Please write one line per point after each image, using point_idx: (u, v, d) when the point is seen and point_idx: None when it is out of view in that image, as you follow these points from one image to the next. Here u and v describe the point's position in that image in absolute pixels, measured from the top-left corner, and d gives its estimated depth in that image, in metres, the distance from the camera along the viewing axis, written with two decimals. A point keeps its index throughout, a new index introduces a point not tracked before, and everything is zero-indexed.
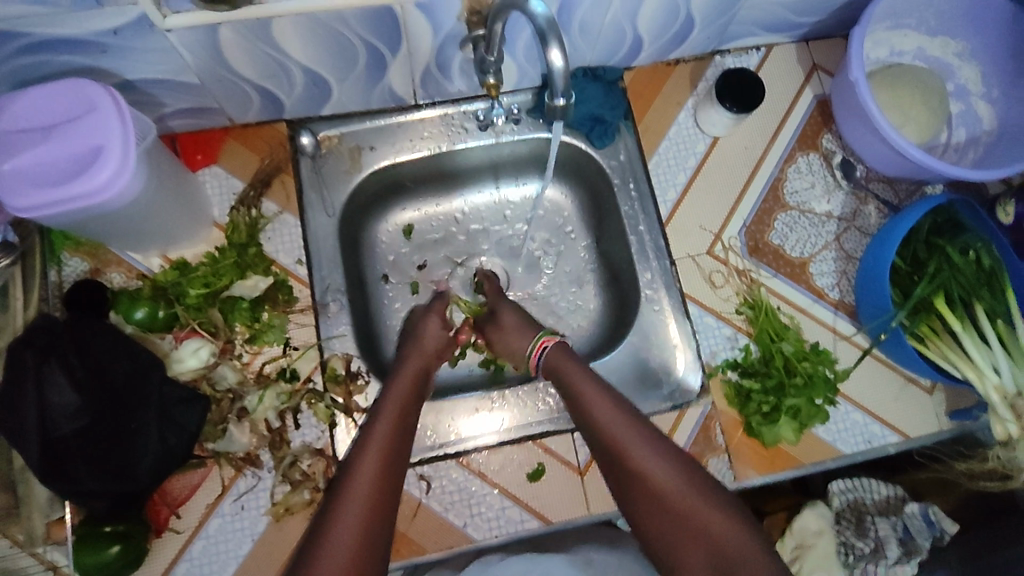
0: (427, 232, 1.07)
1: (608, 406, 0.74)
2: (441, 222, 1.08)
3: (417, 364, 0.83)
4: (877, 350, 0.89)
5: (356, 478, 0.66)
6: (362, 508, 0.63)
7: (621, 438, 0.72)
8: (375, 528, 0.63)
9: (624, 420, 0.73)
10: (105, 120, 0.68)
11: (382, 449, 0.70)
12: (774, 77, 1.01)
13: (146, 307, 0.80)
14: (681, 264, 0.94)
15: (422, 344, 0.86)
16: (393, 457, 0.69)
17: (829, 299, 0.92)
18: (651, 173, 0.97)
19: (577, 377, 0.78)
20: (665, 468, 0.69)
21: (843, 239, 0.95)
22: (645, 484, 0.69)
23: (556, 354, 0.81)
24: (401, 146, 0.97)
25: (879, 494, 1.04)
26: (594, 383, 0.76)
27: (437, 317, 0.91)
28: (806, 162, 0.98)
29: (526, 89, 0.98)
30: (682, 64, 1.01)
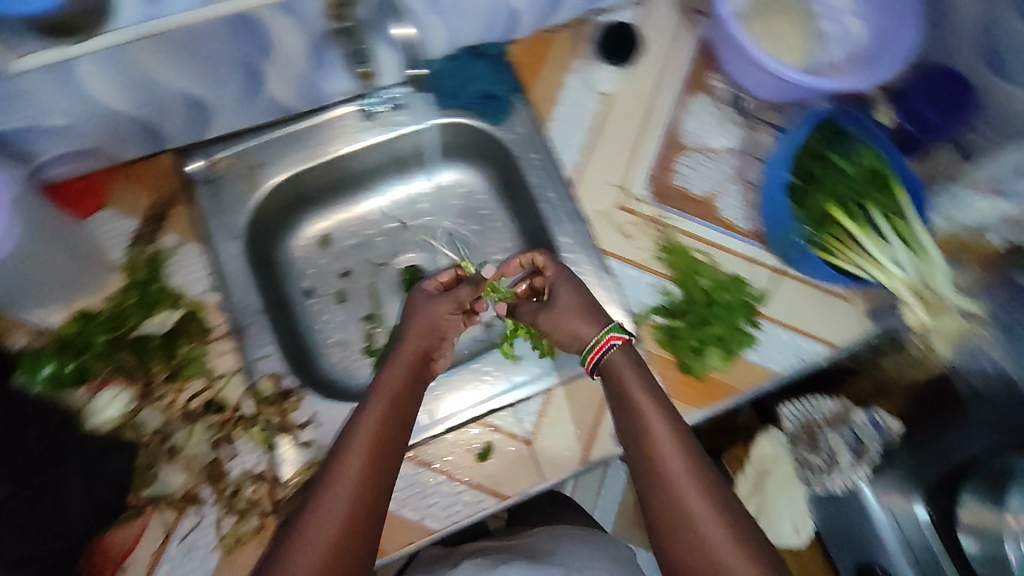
0: (345, 239, 1.05)
1: (645, 394, 0.75)
2: (357, 227, 1.06)
3: (415, 350, 0.82)
4: (789, 267, 0.92)
5: (342, 477, 0.67)
6: (345, 511, 0.65)
7: (652, 426, 0.73)
8: (357, 532, 0.65)
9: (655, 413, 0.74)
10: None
11: (373, 437, 0.71)
12: (655, 27, 1.02)
13: (53, 364, 0.77)
14: (596, 222, 0.95)
15: (426, 324, 0.85)
16: (381, 448, 0.70)
17: (740, 230, 0.95)
18: (551, 140, 0.98)
19: (624, 369, 0.77)
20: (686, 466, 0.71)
21: (744, 169, 0.97)
22: (660, 476, 0.71)
23: (618, 359, 0.78)
24: (298, 156, 0.95)
25: (826, 409, 1.05)
26: (651, 399, 0.74)
27: (449, 297, 0.88)
28: (697, 104, 1.00)
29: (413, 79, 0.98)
30: (562, 30, 1.01)
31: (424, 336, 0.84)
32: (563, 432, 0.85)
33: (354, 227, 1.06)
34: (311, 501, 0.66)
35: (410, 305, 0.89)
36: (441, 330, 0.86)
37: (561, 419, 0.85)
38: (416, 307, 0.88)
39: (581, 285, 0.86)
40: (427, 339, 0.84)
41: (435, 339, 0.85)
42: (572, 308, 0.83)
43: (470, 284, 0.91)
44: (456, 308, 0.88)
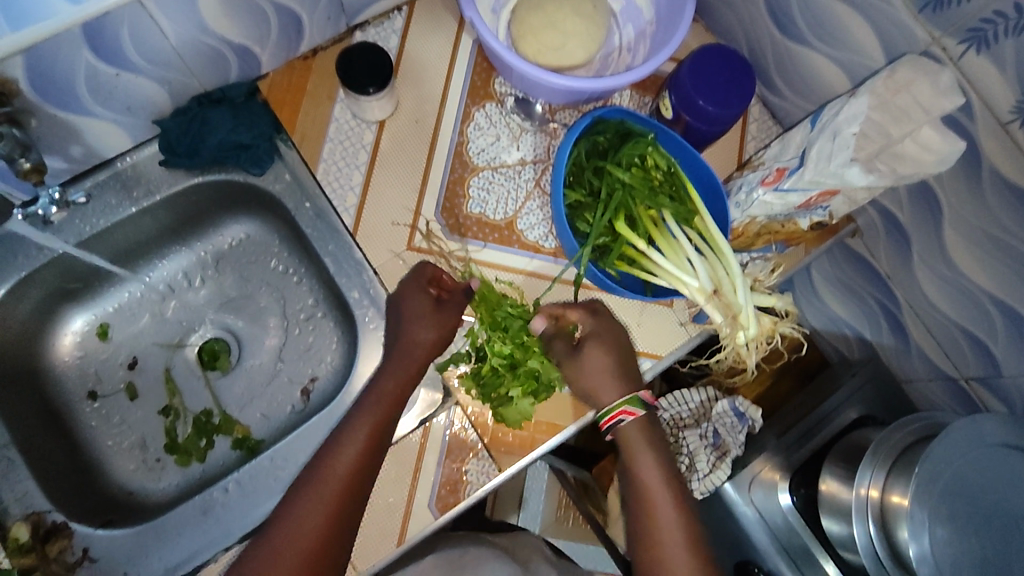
0: (127, 326, 0.94)
1: (653, 457, 0.78)
2: (140, 308, 0.95)
3: (408, 366, 0.78)
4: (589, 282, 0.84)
5: (303, 518, 0.70)
6: (303, 556, 0.69)
7: (650, 490, 0.77)
8: (318, 561, 0.69)
9: (660, 480, 0.77)
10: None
11: (345, 478, 0.72)
12: (427, 33, 0.91)
13: None
14: (385, 270, 0.85)
15: (440, 320, 0.79)
16: (350, 491, 0.72)
17: (546, 250, 0.86)
18: (323, 184, 0.87)
19: (641, 444, 0.78)
20: (678, 532, 0.75)
21: (543, 181, 0.89)
22: (649, 539, 0.75)
23: (637, 429, 0.78)
24: (24, 255, 0.81)
25: (693, 403, 1.05)
26: (656, 468, 0.77)
27: (450, 306, 0.80)
28: (484, 115, 0.90)
29: (150, 140, 0.86)
30: (320, 53, 0.89)
31: (425, 344, 0.78)
32: (372, 512, 0.78)
33: (134, 310, 0.94)
34: (272, 537, 0.71)
35: (408, 308, 0.80)
36: (442, 337, 0.79)
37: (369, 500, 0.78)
38: (408, 311, 0.79)
39: (615, 349, 0.77)
40: (439, 339, 0.79)
41: (437, 346, 0.79)
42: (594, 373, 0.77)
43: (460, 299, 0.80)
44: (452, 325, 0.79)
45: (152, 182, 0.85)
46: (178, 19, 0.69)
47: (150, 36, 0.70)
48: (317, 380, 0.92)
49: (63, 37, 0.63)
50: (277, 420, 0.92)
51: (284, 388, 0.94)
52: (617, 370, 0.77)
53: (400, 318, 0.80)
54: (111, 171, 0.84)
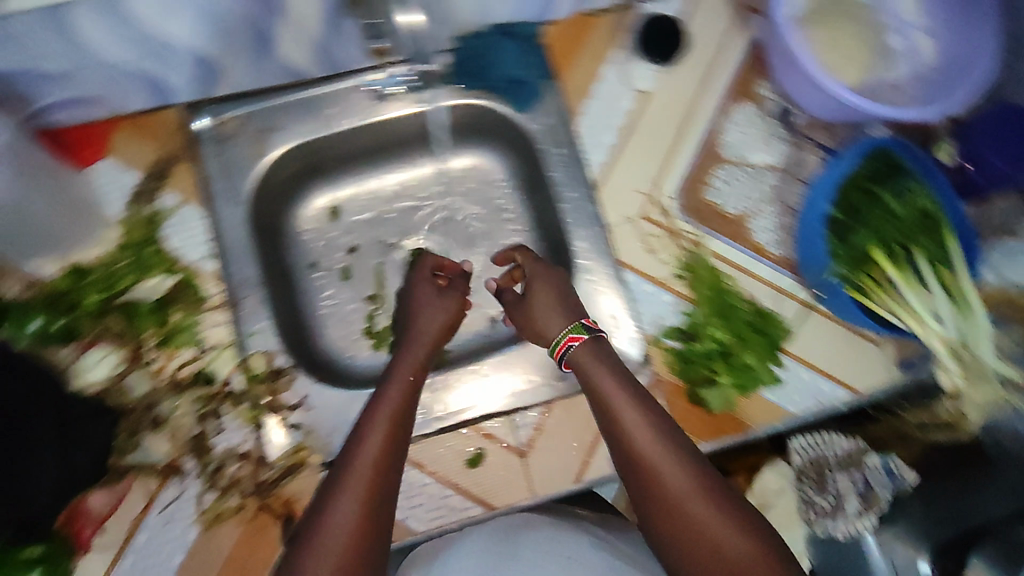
0: (354, 214, 1.02)
1: (607, 373, 0.73)
2: (368, 202, 1.02)
3: (424, 349, 0.82)
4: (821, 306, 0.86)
5: (338, 513, 0.62)
6: (348, 538, 0.61)
7: (622, 419, 0.70)
8: (367, 539, 0.62)
9: (620, 396, 0.71)
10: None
11: (384, 426, 0.70)
12: (706, 21, 0.94)
13: (42, 318, 0.73)
14: (618, 230, 0.89)
15: (445, 308, 0.86)
16: (391, 438, 0.69)
17: (771, 256, 0.89)
18: (580, 136, 0.91)
19: (589, 362, 0.75)
20: (659, 447, 0.67)
21: (782, 190, 0.91)
22: (633, 462, 0.68)
23: (583, 353, 0.76)
24: (309, 123, 0.89)
25: (841, 449, 0.88)
26: (621, 389, 0.72)
27: (454, 296, 0.88)
28: (742, 113, 0.93)
29: (440, 52, 0.90)
30: (605, 13, 0.92)
31: (434, 327, 0.85)
32: (558, 445, 0.83)
33: (365, 204, 1.02)
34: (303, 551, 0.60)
35: (415, 296, 0.88)
36: (451, 322, 0.86)
37: (557, 431, 0.83)
38: (422, 303, 0.87)
39: (557, 283, 0.84)
40: (446, 324, 0.85)
41: (446, 328, 0.86)
42: (542, 309, 0.82)
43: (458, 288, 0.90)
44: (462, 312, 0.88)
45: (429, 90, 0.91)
46: None
47: None
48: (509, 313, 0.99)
49: None
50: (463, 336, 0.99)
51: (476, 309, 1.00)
52: (594, 345, 0.77)
53: (416, 308, 0.87)
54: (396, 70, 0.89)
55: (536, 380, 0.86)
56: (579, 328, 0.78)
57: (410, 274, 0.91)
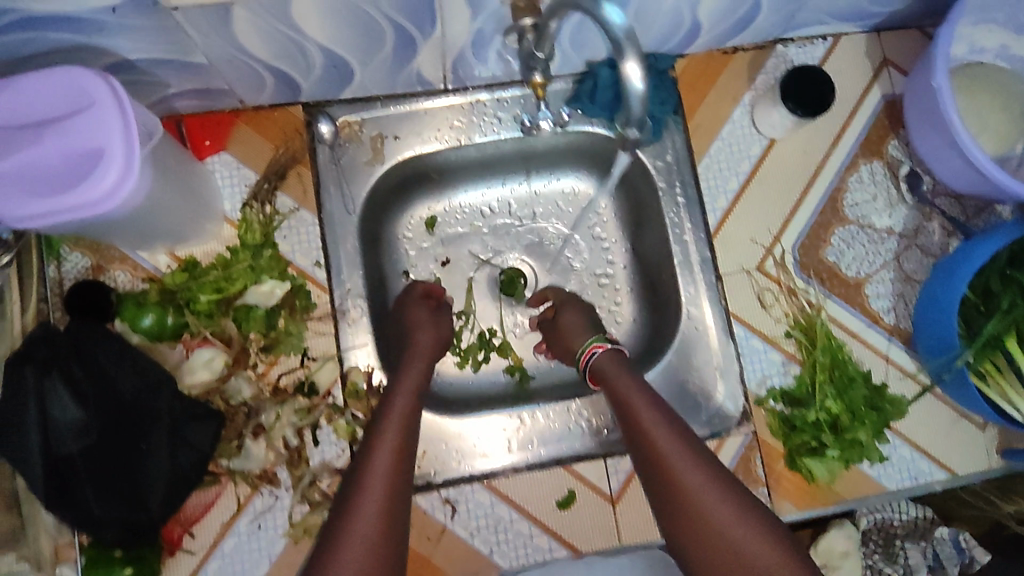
0: (450, 226, 0.97)
1: (631, 381, 0.73)
2: (466, 215, 0.98)
3: (424, 364, 0.76)
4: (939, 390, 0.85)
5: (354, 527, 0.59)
6: (370, 541, 0.58)
7: (642, 420, 0.69)
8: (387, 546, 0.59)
9: (642, 400, 0.71)
10: (97, 99, 0.56)
11: (398, 430, 0.67)
12: (843, 72, 0.91)
13: (154, 314, 0.73)
14: (731, 280, 0.86)
15: (437, 325, 0.81)
16: (404, 441, 0.66)
17: (884, 325, 0.86)
18: (700, 177, 0.88)
19: (614, 370, 0.75)
20: (679, 449, 0.66)
21: (903, 257, 0.88)
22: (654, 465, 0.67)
23: (608, 360, 0.76)
24: (427, 135, 0.87)
25: (908, 515, 0.88)
26: (640, 391, 0.72)
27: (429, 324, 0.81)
28: (870, 171, 0.89)
29: (567, 76, 0.88)
30: (741, 53, 0.89)
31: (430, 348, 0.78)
32: None
33: (460, 217, 0.98)
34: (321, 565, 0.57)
35: (406, 319, 0.81)
36: (442, 341, 0.80)
37: None
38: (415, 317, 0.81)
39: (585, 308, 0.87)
40: (439, 340, 0.80)
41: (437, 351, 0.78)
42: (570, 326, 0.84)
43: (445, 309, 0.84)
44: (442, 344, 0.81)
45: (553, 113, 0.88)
46: None
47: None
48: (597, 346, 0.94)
49: None
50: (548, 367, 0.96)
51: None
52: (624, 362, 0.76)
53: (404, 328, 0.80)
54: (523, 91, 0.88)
55: None
56: (602, 337, 0.79)
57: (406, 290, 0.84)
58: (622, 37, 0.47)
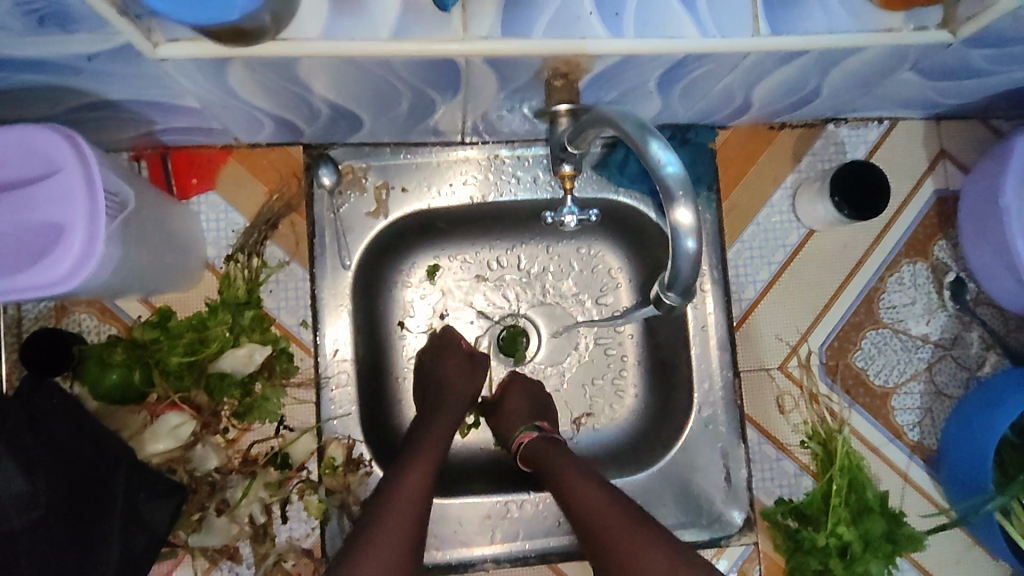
0: (453, 279, 0.87)
1: (564, 464, 0.73)
2: (471, 267, 0.88)
3: (449, 415, 0.78)
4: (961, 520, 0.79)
5: None
6: None
7: (581, 499, 0.69)
8: None
9: (575, 475, 0.71)
10: (65, 181, 0.49)
11: (423, 474, 0.70)
12: (895, 160, 0.83)
13: (121, 374, 0.66)
14: (749, 377, 0.80)
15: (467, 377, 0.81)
16: (428, 484, 0.70)
17: (906, 440, 0.80)
18: (729, 263, 0.81)
19: (550, 454, 0.75)
20: (618, 522, 0.67)
21: (935, 369, 0.82)
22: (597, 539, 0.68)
23: (540, 445, 0.76)
24: (437, 189, 0.80)
25: None
26: (577, 469, 0.72)
27: (469, 375, 0.82)
28: (911, 272, 0.82)
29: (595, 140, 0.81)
30: (787, 129, 0.82)
31: (456, 399, 0.80)
32: None
33: (461, 272, 0.88)
34: None
35: (437, 364, 0.81)
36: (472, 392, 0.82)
37: None
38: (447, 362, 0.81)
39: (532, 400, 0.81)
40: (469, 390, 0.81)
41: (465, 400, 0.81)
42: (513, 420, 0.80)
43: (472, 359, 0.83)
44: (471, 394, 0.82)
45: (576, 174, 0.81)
46: (750, 72, 0.64)
47: (708, 79, 0.65)
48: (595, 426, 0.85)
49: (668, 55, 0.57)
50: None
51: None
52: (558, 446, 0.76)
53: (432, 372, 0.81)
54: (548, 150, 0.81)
55: None
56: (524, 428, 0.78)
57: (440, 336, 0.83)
58: (675, 184, 0.42)
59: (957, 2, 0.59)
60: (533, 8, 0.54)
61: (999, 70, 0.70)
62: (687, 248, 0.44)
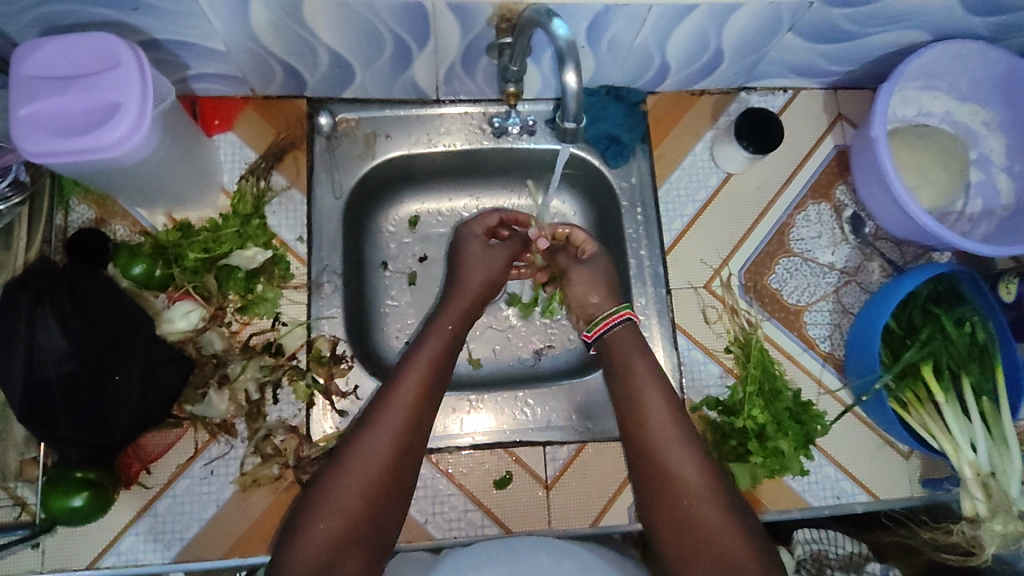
0: (431, 226, 1.03)
1: (640, 357, 0.81)
2: (446, 218, 1.03)
3: (466, 304, 0.88)
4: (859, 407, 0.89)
5: (370, 453, 0.70)
6: (377, 472, 0.70)
7: (642, 389, 0.79)
8: (394, 474, 0.70)
9: (643, 371, 0.80)
10: (123, 81, 0.65)
11: (428, 366, 0.78)
12: (800, 120, 0.99)
13: (144, 264, 0.80)
14: (679, 294, 0.93)
15: (489, 267, 0.91)
16: (436, 373, 0.78)
17: (819, 350, 0.92)
18: (660, 200, 0.96)
19: (626, 342, 0.83)
20: (665, 414, 0.76)
21: (842, 292, 0.94)
22: (640, 420, 0.77)
23: (624, 334, 0.84)
24: (417, 139, 0.95)
25: (843, 549, 0.84)
26: (644, 363, 0.81)
27: (503, 250, 0.93)
28: (816, 211, 0.96)
29: (547, 99, 0.95)
30: (706, 96, 0.99)
31: (478, 283, 0.90)
32: (584, 488, 0.87)
33: (438, 219, 1.03)
34: (331, 478, 0.69)
35: (465, 252, 0.92)
36: (494, 280, 0.91)
37: (583, 475, 0.87)
38: (467, 256, 0.92)
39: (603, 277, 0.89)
40: (490, 282, 0.91)
41: (484, 288, 0.90)
42: (584, 282, 0.90)
43: (516, 241, 0.95)
44: (508, 258, 0.93)
45: (530, 132, 0.95)
46: (656, 29, 0.81)
47: (626, 34, 0.82)
48: (548, 350, 1.01)
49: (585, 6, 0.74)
50: (503, 361, 1.00)
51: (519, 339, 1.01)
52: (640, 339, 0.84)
53: (459, 263, 0.91)
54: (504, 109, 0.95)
55: (574, 419, 0.90)
56: (625, 308, 0.86)
57: (461, 231, 0.94)
58: (564, 45, 0.56)
59: None
60: None
61: (866, 33, 0.86)
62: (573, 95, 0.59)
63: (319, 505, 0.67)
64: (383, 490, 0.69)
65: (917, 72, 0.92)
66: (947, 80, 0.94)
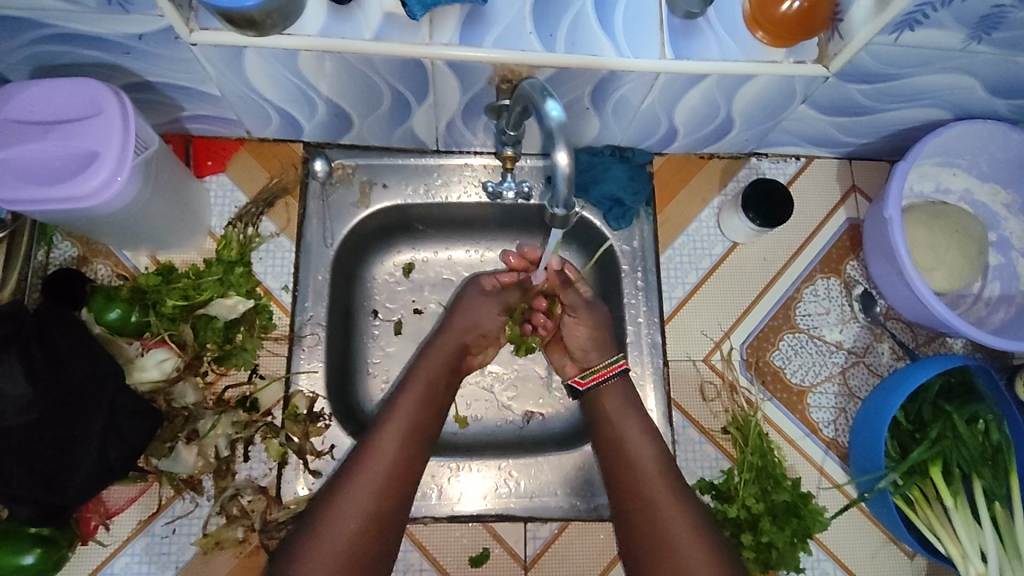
0: (426, 275, 0.98)
1: (632, 413, 0.80)
2: (442, 268, 0.99)
3: (456, 343, 0.86)
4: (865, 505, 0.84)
5: (355, 494, 0.70)
6: (364, 511, 0.69)
7: (632, 448, 0.77)
8: (381, 513, 0.70)
9: (632, 425, 0.79)
10: (105, 128, 0.63)
11: (412, 406, 0.78)
12: (812, 190, 0.96)
13: (121, 309, 0.78)
14: (677, 366, 0.89)
15: (481, 315, 0.89)
16: (417, 413, 0.78)
17: (822, 435, 0.87)
18: (661, 266, 0.92)
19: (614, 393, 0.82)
20: (654, 471, 0.75)
21: (849, 373, 0.89)
22: (632, 480, 0.75)
23: (611, 387, 0.82)
24: (415, 190, 0.92)
25: None
26: (633, 417, 0.80)
27: (496, 298, 0.91)
28: (825, 286, 0.92)
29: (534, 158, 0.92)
30: (715, 159, 0.95)
31: (470, 322, 0.88)
32: (563, 569, 0.82)
33: (437, 269, 0.98)
34: (315, 517, 0.68)
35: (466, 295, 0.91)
36: (487, 327, 0.89)
37: (565, 556, 0.83)
38: (463, 300, 0.90)
39: (597, 316, 0.89)
40: (479, 324, 0.88)
41: (478, 332, 0.89)
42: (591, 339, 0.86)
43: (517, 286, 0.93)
44: (502, 308, 0.91)
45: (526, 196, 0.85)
46: (663, 96, 0.78)
47: (632, 99, 0.79)
48: (540, 415, 0.94)
49: (592, 70, 0.71)
50: (492, 424, 0.94)
51: (509, 402, 0.95)
52: (627, 395, 0.82)
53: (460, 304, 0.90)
54: (494, 167, 0.93)
55: (558, 494, 0.84)
56: (614, 360, 0.84)
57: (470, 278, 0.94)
58: (555, 128, 0.57)
59: (828, 42, 0.73)
60: (485, 25, 0.70)
61: (885, 108, 0.83)
62: (564, 177, 0.58)
63: (305, 543, 0.66)
64: (369, 530, 0.69)
65: (936, 150, 0.88)
66: (967, 159, 0.90)
